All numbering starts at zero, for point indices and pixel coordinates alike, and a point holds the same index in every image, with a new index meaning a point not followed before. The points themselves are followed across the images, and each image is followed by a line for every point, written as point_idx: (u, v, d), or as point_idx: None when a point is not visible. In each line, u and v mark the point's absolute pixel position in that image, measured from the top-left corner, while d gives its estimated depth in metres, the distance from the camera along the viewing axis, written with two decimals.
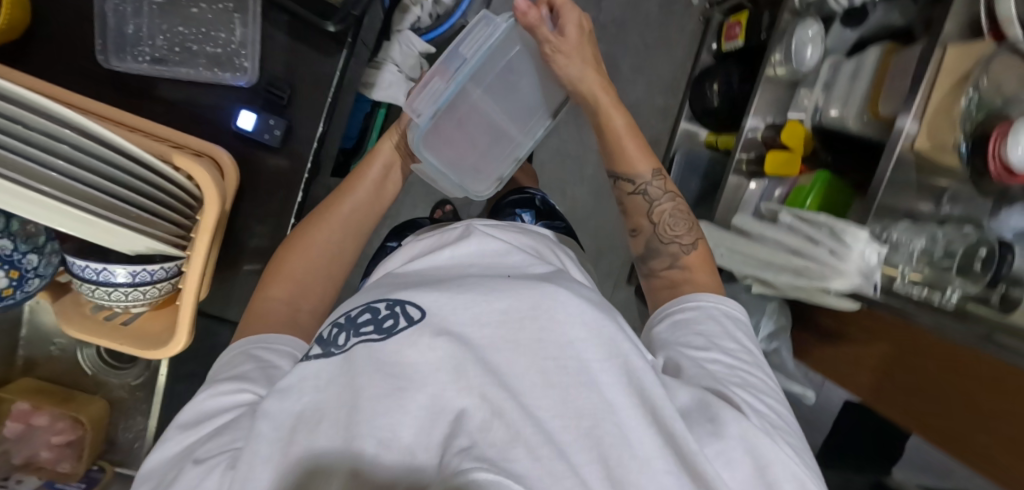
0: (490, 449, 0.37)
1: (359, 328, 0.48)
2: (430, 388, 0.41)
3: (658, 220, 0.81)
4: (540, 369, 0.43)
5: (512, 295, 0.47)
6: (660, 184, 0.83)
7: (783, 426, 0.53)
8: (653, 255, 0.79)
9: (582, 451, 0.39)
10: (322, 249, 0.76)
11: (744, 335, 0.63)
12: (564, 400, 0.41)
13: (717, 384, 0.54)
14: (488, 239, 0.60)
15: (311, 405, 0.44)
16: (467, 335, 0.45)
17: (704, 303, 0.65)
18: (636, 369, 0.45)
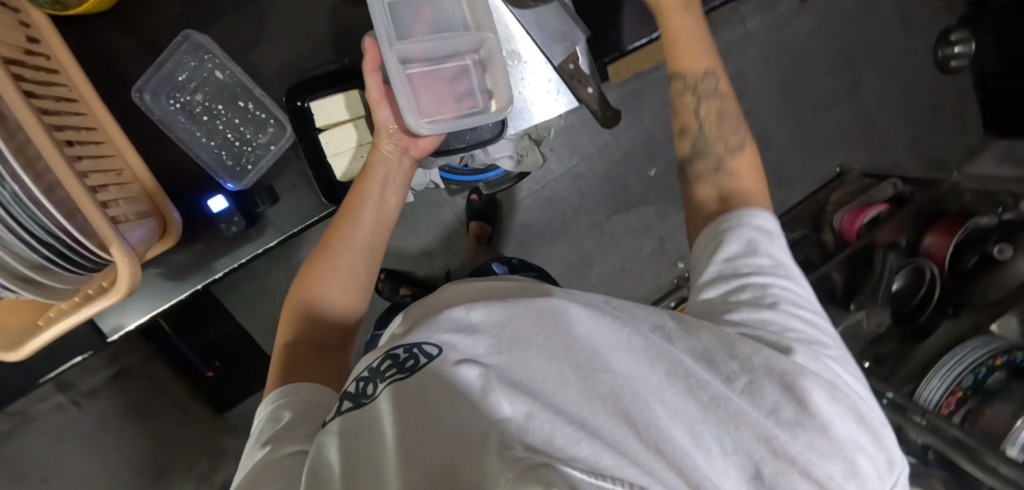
0: (542, 443, 0.28)
1: (383, 373, 0.38)
2: (461, 404, 0.32)
3: (705, 116, 0.68)
4: (561, 373, 0.34)
5: (518, 308, 0.38)
6: (712, 81, 0.68)
7: (824, 346, 0.47)
8: (701, 149, 0.67)
9: (630, 432, 0.31)
10: (332, 288, 0.61)
11: (784, 251, 0.54)
12: (593, 394, 0.33)
13: (750, 323, 0.47)
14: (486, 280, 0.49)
15: (343, 447, 0.35)
16: (489, 354, 0.35)
17: (742, 221, 0.55)
18: (658, 347, 0.38)
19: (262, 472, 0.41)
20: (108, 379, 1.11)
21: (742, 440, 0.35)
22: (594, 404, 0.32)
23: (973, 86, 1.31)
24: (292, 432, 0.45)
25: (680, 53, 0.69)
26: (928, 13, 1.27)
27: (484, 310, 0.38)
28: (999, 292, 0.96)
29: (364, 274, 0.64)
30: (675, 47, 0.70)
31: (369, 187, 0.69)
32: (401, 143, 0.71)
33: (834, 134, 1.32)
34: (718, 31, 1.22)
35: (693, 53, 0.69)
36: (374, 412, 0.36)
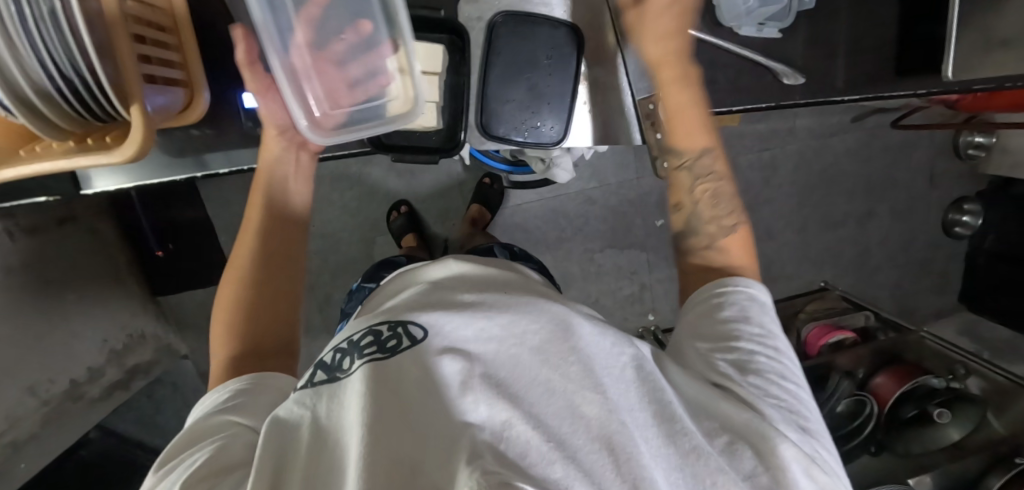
0: (513, 454, 0.32)
1: (362, 349, 0.43)
2: (444, 397, 0.37)
3: (700, 196, 0.63)
4: (539, 387, 0.39)
5: (512, 315, 0.44)
6: (709, 160, 0.63)
7: (807, 416, 0.49)
8: (692, 234, 0.62)
9: (594, 454, 0.36)
10: (256, 249, 0.65)
11: (775, 322, 0.55)
12: (569, 409, 0.38)
13: (733, 381, 0.49)
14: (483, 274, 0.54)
15: (316, 421, 0.39)
16: (477, 352, 0.41)
17: (739, 287, 0.56)
18: (643, 377, 0.44)
19: (191, 443, 0.47)
20: (55, 224, 1.04)
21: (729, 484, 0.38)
22: (568, 419, 0.37)
23: (964, 256, 1.38)
24: (241, 407, 0.51)
25: (676, 131, 0.62)
26: (954, 175, 1.32)
27: (484, 318, 0.44)
28: (922, 448, 1.04)
29: (302, 193, 0.69)
30: (676, 131, 0.62)
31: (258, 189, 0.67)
32: (296, 139, 0.66)
33: (829, 251, 1.37)
34: (768, 117, 1.24)
35: (693, 132, 0.62)
36: (346, 386, 0.40)
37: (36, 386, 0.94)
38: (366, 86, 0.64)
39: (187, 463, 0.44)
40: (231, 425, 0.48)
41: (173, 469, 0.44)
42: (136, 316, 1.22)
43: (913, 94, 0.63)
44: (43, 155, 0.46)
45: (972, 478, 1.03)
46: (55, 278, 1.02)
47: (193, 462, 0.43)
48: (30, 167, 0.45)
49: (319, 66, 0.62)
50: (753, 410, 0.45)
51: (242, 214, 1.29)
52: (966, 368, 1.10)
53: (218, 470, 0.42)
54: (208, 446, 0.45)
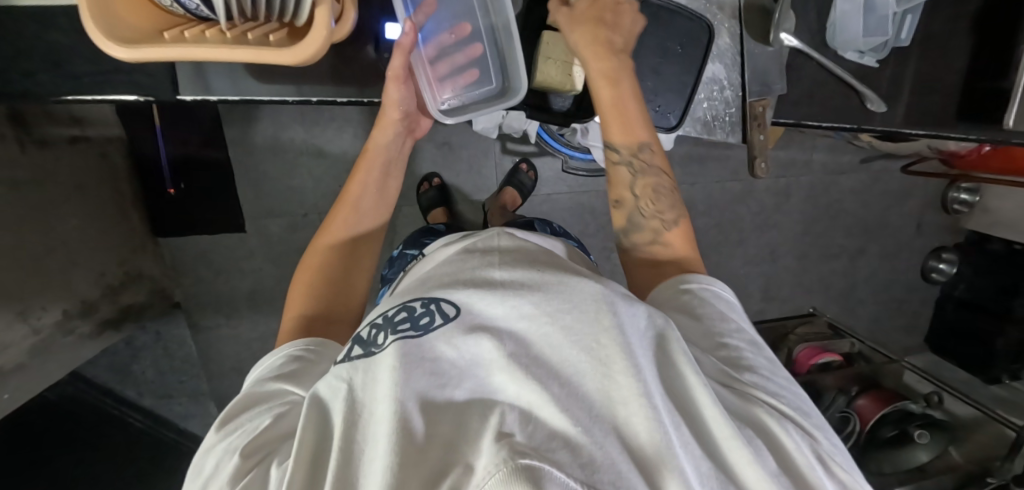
0: (531, 442, 0.31)
1: (396, 325, 0.41)
2: (471, 381, 0.37)
3: (639, 193, 0.62)
4: (561, 366, 0.36)
5: (546, 289, 0.40)
6: (649, 155, 0.62)
7: (810, 410, 0.48)
8: (633, 230, 0.62)
9: (619, 442, 0.34)
10: (350, 212, 0.64)
11: (742, 314, 0.54)
12: (598, 395, 0.35)
13: (735, 375, 0.46)
14: (511, 234, 0.49)
15: (348, 394, 0.39)
16: (507, 329, 0.38)
17: (701, 285, 0.55)
18: (670, 355, 0.42)
19: (246, 407, 0.46)
20: (67, 141, 0.96)
21: (740, 469, 0.39)
22: (595, 404, 0.35)
23: (934, 300, 1.53)
24: (293, 375, 0.48)
25: (611, 128, 0.62)
26: (937, 225, 1.47)
27: (509, 295, 0.39)
28: (893, 467, 1.14)
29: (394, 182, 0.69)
30: (612, 125, 0.62)
31: (370, 169, 0.67)
32: (409, 125, 0.69)
33: (822, 281, 1.48)
34: (791, 147, 1.33)
35: (632, 126, 0.62)
36: (376, 360, 0.39)
37: (28, 312, 0.84)
38: (451, 79, 0.68)
39: (246, 429, 0.43)
40: (284, 391, 0.47)
41: (233, 435, 0.43)
42: (135, 254, 1.13)
43: (964, 136, 0.69)
44: (206, 42, 0.43)
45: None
46: (62, 197, 0.93)
47: (254, 428, 0.43)
48: (192, 54, 0.41)
49: (420, 62, 0.65)
50: (761, 400, 0.45)
51: (265, 163, 1.24)
52: (939, 396, 1.17)
53: (275, 440, 0.42)
54: (266, 413, 0.44)
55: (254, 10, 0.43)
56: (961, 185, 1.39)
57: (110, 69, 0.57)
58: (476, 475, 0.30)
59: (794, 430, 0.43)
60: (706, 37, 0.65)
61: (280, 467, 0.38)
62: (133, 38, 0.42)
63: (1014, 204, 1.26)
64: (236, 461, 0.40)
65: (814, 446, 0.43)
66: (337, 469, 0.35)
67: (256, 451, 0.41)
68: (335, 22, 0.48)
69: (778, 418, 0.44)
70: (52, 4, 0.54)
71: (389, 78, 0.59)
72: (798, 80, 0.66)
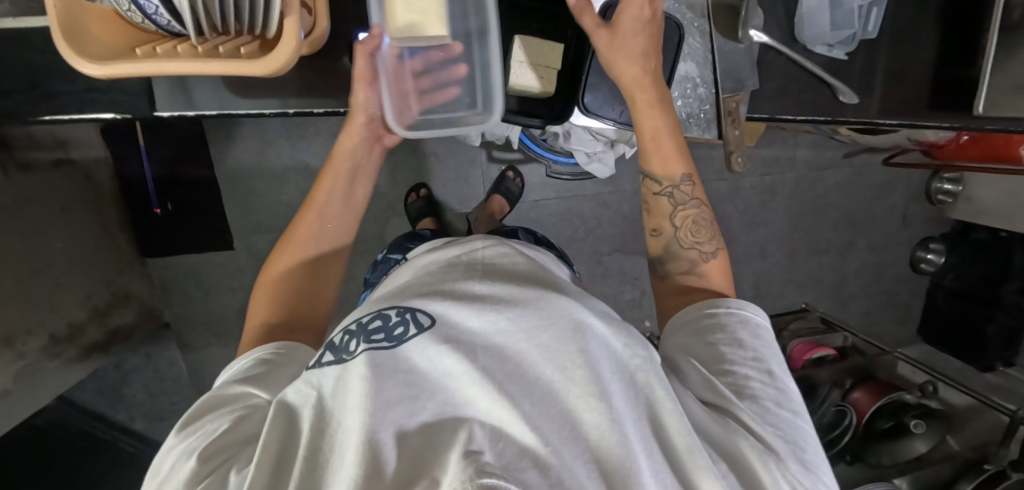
0: (501, 461, 0.31)
1: (370, 333, 0.41)
2: (441, 395, 0.36)
3: (680, 223, 0.63)
4: (537, 385, 0.37)
5: (528, 308, 0.40)
6: (689, 187, 0.63)
7: (807, 447, 0.47)
8: (671, 261, 0.63)
9: (589, 465, 0.35)
10: (316, 217, 0.65)
11: (771, 346, 0.52)
12: (570, 415, 0.36)
13: (726, 399, 0.48)
14: (501, 244, 0.50)
15: (317, 403, 0.39)
16: (482, 343, 0.38)
17: (729, 308, 0.55)
18: (654, 381, 0.42)
19: (209, 410, 0.45)
20: (50, 165, 0.96)
21: (700, 481, 0.40)
22: (568, 425, 0.36)
23: (925, 291, 1.54)
24: (259, 380, 0.49)
25: (651, 157, 0.64)
26: (923, 216, 1.49)
27: (492, 313, 0.40)
28: (891, 460, 1.11)
29: (359, 200, 0.69)
30: (652, 155, 0.64)
31: (336, 176, 0.67)
32: (376, 131, 0.67)
33: (812, 276, 1.49)
34: (774, 145, 1.35)
35: (668, 156, 0.64)
36: (346, 368, 0.39)
37: (15, 339, 0.83)
38: (432, 96, 0.71)
39: (206, 432, 0.43)
40: (250, 395, 0.47)
41: (192, 439, 0.43)
42: (122, 275, 1.12)
43: (938, 125, 0.71)
44: (178, 56, 0.43)
45: (947, 480, 1.13)
46: (45, 222, 0.92)
47: (214, 430, 0.43)
48: (166, 69, 0.42)
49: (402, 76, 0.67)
50: (743, 431, 0.45)
51: (253, 179, 1.25)
52: (934, 385, 1.17)
53: (236, 444, 0.42)
54: (226, 417, 0.44)
55: (224, 22, 0.44)
56: (944, 176, 1.41)
57: (85, 88, 0.57)
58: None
59: (768, 457, 0.43)
60: (677, 36, 0.67)
61: (239, 474, 0.38)
62: (106, 56, 0.43)
63: (997, 193, 1.28)
64: (193, 465, 0.40)
65: (788, 477, 0.43)
66: (303, 480, 0.35)
67: (217, 454, 0.41)
68: (308, 34, 0.48)
69: (761, 451, 0.44)
70: (25, 26, 0.54)
71: (356, 81, 0.59)
72: (771, 75, 0.68)
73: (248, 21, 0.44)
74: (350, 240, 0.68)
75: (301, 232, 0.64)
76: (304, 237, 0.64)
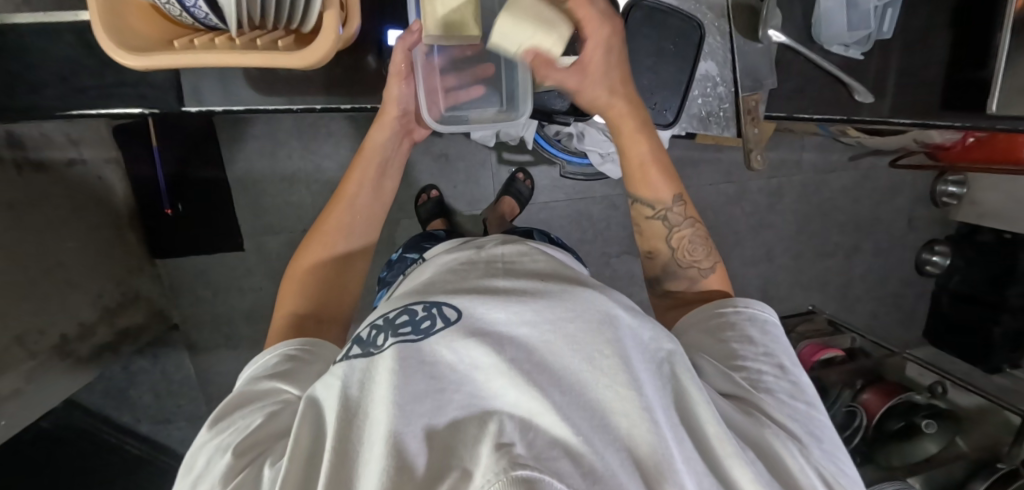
0: (532, 452, 0.31)
1: (396, 328, 0.41)
2: (467, 387, 0.36)
3: (676, 244, 0.64)
4: (561, 376, 0.36)
5: (551, 299, 0.40)
6: (680, 208, 0.65)
7: (824, 434, 0.47)
8: (668, 278, 0.65)
9: (622, 454, 0.34)
10: (348, 210, 0.66)
11: (780, 339, 0.53)
12: (598, 404, 0.36)
13: (747, 394, 0.48)
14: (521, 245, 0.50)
15: (343, 395, 0.38)
16: (508, 334, 0.38)
17: (736, 307, 0.55)
18: (678, 372, 0.42)
19: (240, 405, 0.46)
20: (64, 164, 0.96)
21: (734, 473, 0.39)
22: (598, 415, 0.35)
23: (930, 294, 1.55)
24: (288, 375, 0.49)
25: (638, 184, 0.65)
26: (928, 220, 1.50)
27: (517, 305, 0.39)
28: (901, 461, 1.12)
29: (385, 196, 0.70)
30: (638, 181, 0.65)
31: (367, 166, 0.69)
32: (407, 125, 0.69)
33: (819, 279, 1.49)
34: (780, 148, 1.36)
35: (655, 180, 0.65)
36: (375, 362, 0.39)
37: (26, 336, 0.83)
38: (457, 94, 0.71)
39: (239, 427, 0.43)
40: (278, 391, 0.47)
41: (225, 434, 0.43)
42: (132, 276, 1.12)
43: (951, 124, 0.72)
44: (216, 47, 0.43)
45: (960, 479, 1.13)
46: (59, 220, 0.92)
47: (246, 426, 0.43)
48: (204, 60, 0.42)
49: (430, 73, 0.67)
50: (768, 422, 0.45)
51: (264, 181, 1.25)
52: (943, 386, 1.18)
53: (267, 439, 0.42)
54: (258, 412, 0.44)
55: (261, 15, 0.44)
56: (949, 178, 1.42)
57: (115, 82, 0.58)
58: (475, 479, 0.29)
59: (793, 445, 0.43)
60: (698, 35, 0.67)
61: (273, 467, 0.38)
62: (147, 49, 0.43)
63: (999, 194, 1.29)
64: (227, 460, 0.40)
65: (816, 469, 0.43)
66: (332, 473, 0.34)
67: (250, 449, 0.41)
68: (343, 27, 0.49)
69: (783, 439, 0.43)
70: (56, 20, 0.55)
71: (391, 78, 0.60)
72: (789, 74, 0.69)
73: (285, 14, 0.44)
74: (376, 235, 0.69)
75: (330, 225, 0.64)
76: (333, 230, 0.64)
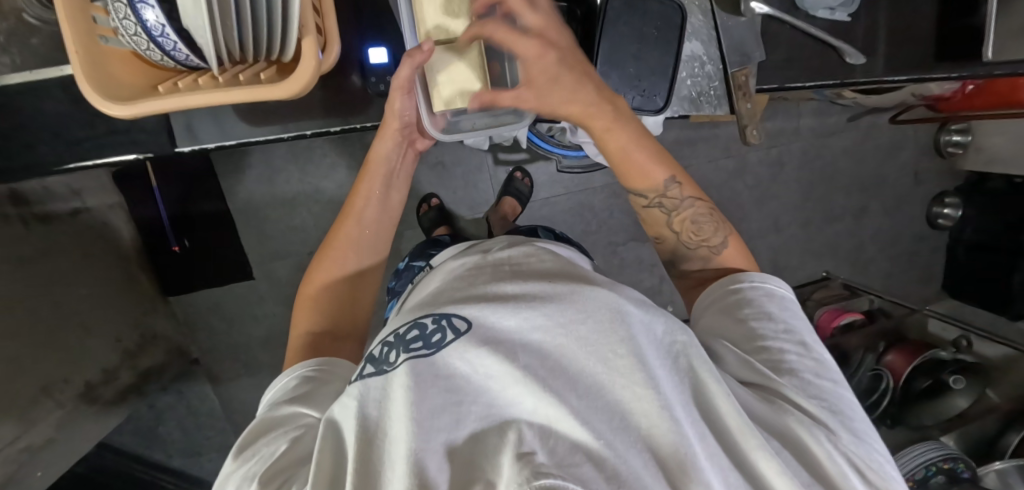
0: (556, 461, 0.31)
1: (407, 344, 0.39)
2: (484, 397, 0.36)
3: (679, 226, 0.63)
4: (578, 381, 0.36)
5: (561, 300, 0.39)
6: (678, 189, 0.62)
7: (853, 411, 0.46)
8: (682, 261, 0.64)
9: (642, 453, 0.34)
10: (357, 225, 0.65)
11: (798, 316, 0.52)
12: (617, 406, 0.36)
13: (769, 379, 0.47)
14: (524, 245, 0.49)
15: (360, 414, 0.38)
16: (520, 341, 0.37)
17: (753, 282, 0.55)
18: (695, 366, 0.42)
19: (263, 433, 0.46)
20: (68, 214, 0.97)
21: (758, 463, 0.39)
22: (616, 417, 0.35)
23: (944, 248, 1.53)
24: (307, 399, 0.49)
25: (632, 176, 0.62)
26: (935, 173, 1.48)
27: (526, 308, 0.39)
28: (934, 419, 1.11)
29: (393, 208, 0.69)
30: (632, 173, 0.62)
31: (372, 181, 0.67)
32: (408, 136, 0.67)
33: (830, 244, 1.48)
34: (777, 118, 1.35)
35: (647, 168, 0.62)
36: (388, 380, 0.38)
37: (52, 387, 0.84)
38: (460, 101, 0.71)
39: (264, 455, 0.43)
40: (298, 415, 0.47)
41: (250, 464, 0.43)
42: (148, 316, 1.13)
43: (946, 76, 0.69)
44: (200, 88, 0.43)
45: (991, 435, 1.13)
46: (70, 270, 0.93)
47: (271, 453, 0.42)
48: (192, 101, 0.42)
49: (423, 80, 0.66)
50: (791, 408, 0.44)
51: (265, 208, 1.26)
52: (967, 340, 1.17)
53: (291, 464, 0.41)
54: (281, 437, 0.44)
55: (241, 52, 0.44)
56: (953, 127, 1.39)
57: (105, 132, 0.58)
58: (499, 489, 0.30)
59: (818, 429, 0.43)
60: (678, 16, 0.66)
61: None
62: (134, 98, 0.44)
63: (1006, 140, 1.27)
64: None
65: (843, 450, 0.42)
66: None
67: (275, 476, 0.40)
68: (325, 52, 0.49)
69: (807, 424, 0.43)
70: (40, 77, 0.56)
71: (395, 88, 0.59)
72: (776, 46, 0.68)
73: (266, 47, 0.44)
74: (388, 248, 0.68)
75: (342, 241, 0.65)
76: (343, 246, 0.65)
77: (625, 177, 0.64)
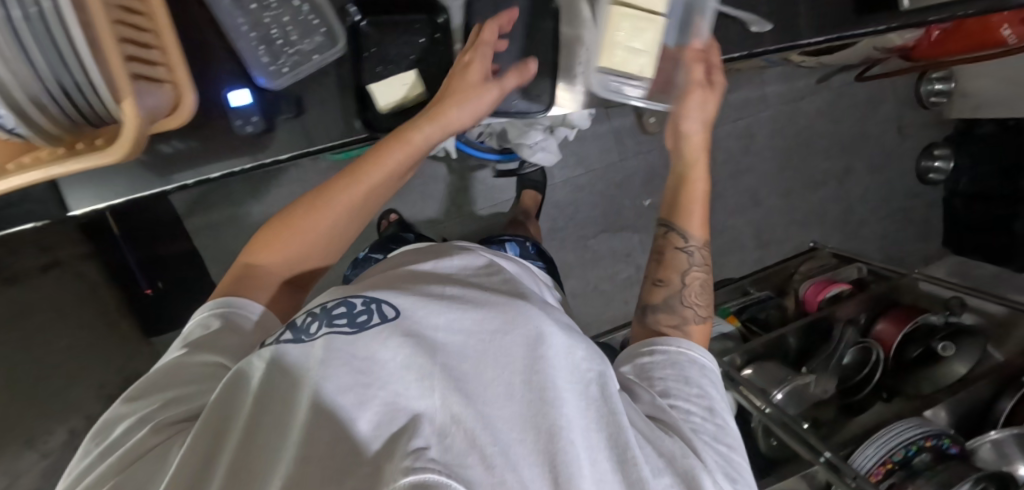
0: (448, 459, 0.29)
1: (332, 318, 0.36)
2: (395, 384, 0.32)
3: (687, 281, 0.62)
4: (493, 385, 0.34)
5: (486, 314, 0.38)
6: (701, 253, 0.63)
7: (740, 477, 0.45)
8: (660, 309, 0.60)
9: (533, 467, 0.32)
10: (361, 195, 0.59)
11: (716, 385, 0.51)
12: (518, 417, 0.34)
13: (671, 425, 0.45)
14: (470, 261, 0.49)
15: (269, 379, 0.34)
16: (442, 341, 0.35)
17: (678, 348, 0.53)
18: (604, 396, 0.40)
19: (170, 377, 0.46)
20: (38, 270, 0.98)
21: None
22: (516, 427, 0.33)
23: (941, 202, 1.45)
24: (220, 345, 0.49)
25: (686, 217, 0.64)
26: (921, 124, 1.39)
27: (455, 313, 0.38)
28: (929, 386, 1.02)
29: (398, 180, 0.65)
30: (683, 212, 0.64)
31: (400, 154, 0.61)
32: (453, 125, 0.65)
33: (815, 211, 1.41)
34: (740, 88, 1.29)
35: (696, 212, 0.64)
36: (305, 352, 0.34)
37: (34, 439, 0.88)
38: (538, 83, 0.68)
39: (169, 401, 0.43)
40: (210, 366, 0.47)
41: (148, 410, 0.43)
42: (131, 360, 1.15)
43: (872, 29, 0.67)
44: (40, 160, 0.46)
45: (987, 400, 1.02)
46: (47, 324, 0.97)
47: (176, 402, 0.43)
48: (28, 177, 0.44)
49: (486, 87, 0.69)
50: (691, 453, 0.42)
51: None
52: (960, 301, 1.10)
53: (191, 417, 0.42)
54: (187, 389, 0.44)
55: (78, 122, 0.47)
56: (933, 75, 1.31)
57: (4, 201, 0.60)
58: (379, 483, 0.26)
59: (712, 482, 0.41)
60: None
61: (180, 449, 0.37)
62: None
63: (994, 81, 1.18)
64: (145, 433, 0.40)
65: None
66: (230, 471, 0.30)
67: (171, 426, 0.41)
68: (175, 109, 0.52)
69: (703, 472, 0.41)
70: None
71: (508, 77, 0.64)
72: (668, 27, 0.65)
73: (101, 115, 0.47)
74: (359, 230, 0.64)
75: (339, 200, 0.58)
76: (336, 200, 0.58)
77: (672, 213, 0.65)
